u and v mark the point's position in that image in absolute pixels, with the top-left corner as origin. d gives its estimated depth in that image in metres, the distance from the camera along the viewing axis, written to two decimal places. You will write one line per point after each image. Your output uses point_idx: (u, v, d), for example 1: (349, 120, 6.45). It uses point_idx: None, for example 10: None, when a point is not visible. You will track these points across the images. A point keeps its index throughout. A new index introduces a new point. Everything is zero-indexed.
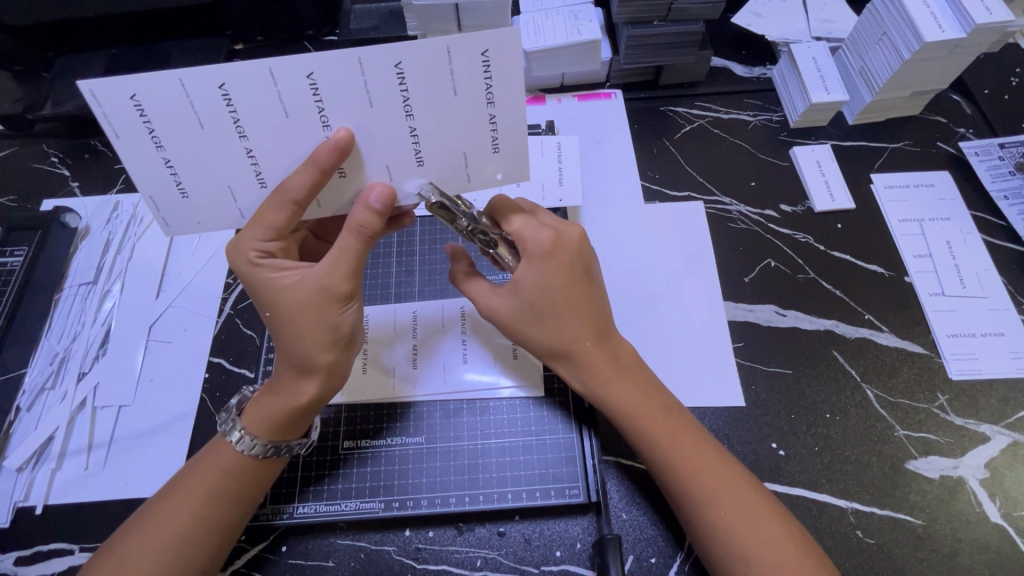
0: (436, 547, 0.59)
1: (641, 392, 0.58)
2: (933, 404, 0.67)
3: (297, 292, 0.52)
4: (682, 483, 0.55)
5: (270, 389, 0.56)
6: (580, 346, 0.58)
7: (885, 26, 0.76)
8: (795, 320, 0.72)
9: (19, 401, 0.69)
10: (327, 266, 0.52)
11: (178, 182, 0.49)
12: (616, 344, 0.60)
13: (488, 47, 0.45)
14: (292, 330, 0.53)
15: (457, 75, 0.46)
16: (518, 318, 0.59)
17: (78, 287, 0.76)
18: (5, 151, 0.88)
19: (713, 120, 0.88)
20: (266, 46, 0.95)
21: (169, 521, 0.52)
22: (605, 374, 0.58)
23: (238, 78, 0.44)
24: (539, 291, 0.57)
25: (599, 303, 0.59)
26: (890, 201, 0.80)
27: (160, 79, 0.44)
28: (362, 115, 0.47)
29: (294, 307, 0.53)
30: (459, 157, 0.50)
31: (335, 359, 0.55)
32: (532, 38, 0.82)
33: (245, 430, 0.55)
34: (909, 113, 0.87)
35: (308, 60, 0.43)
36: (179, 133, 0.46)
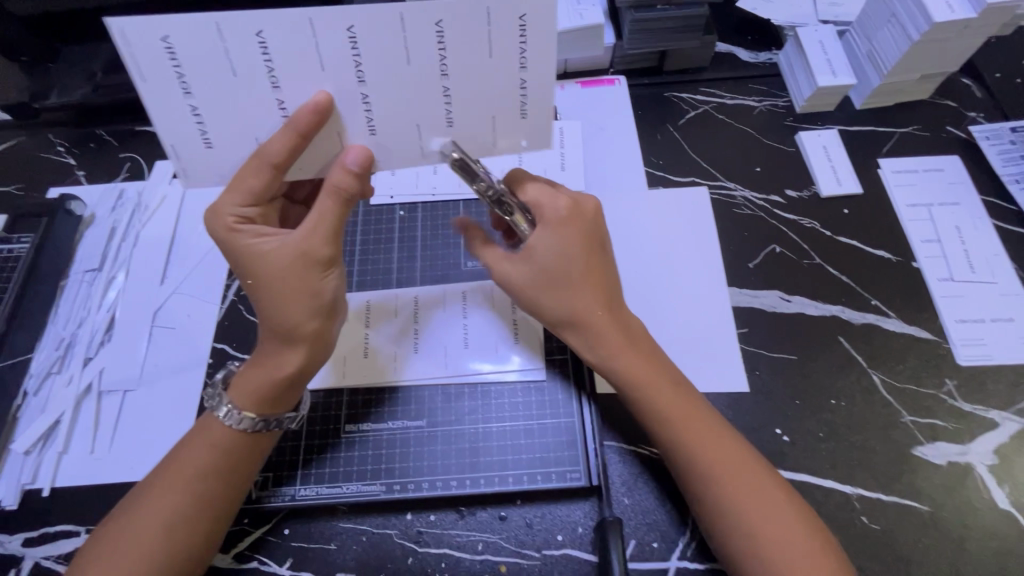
0: (437, 531, 0.59)
1: (653, 364, 0.58)
2: (941, 390, 0.66)
3: (277, 257, 0.52)
4: (690, 461, 0.54)
5: (255, 359, 0.56)
6: (592, 317, 0.57)
7: (893, 7, 0.75)
8: (800, 306, 0.71)
9: (26, 386, 0.70)
10: (305, 230, 0.52)
11: (203, 131, 0.48)
12: (628, 318, 0.60)
13: (526, 13, 0.45)
14: (273, 298, 0.53)
15: (495, 37, 0.46)
16: (531, 287, 0.58)
17: (83, 273, 0.77)
18: (12, 140, 0.89)
19: (718, 105, 0.87)
20: None
21: (159, 491, 0.53)
22: (619, 345, 0.58)
23: (275, 26, 0.43)
24: (552, 258, 0.57)
25: (611, 275, 0.59)
26: (898, 186, 0.78)
27: (194, 24, 0.43)
28: (392, 73, 0.47)
29: (272, 272, 0.52)
30: (486, 123, 0.51)
31: (319, 328, 0.55)
32: None
33: (232, 404, 0.55)
34: (919, 98, 0.85)
35: (348, 14, 0.43)
36: (207, 79, 0.46)
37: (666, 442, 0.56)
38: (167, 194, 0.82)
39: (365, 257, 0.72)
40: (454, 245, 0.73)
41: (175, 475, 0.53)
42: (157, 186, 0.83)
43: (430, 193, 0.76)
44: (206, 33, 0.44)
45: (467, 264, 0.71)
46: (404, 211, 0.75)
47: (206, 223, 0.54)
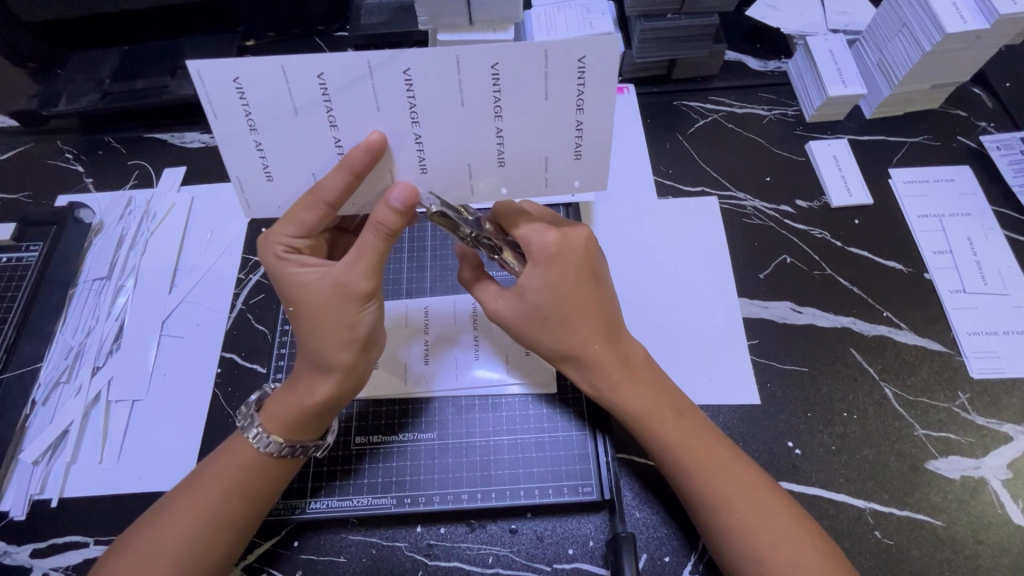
0: (447, 544, 0.59)
1: (656, 393, 0.58)
2: (953, 403, 0.66)
3: (322, 288, 0.52)
4: (694, 484, 0.54)
5: (291, 387, 0.56)
6: (588, 349, 0.57)
7: (905, 17, 0.75)
8: (811, 317, 0.71)
9: (35, 395, 0.70)
10: (351, 264, 0.52)
11: (265, 167, 0.49)
12: (627, 347, 0.59)
13: (585, 54, 0.44)
14: (315, 330, 0.53)
15: (552, 81, 0.46)
16: (524, 324, 0.58)
17: (92, 281, 0.77)
18: (19, 147, 0.89)
19: (727, 114, 0.87)
20: (277, 42, 0.96)
21: (189, 509, 0.52)
22: (616, 376, 0.57)
23: (338, 68, 0.44)
24: (542, 296, 0.56)
25: (609, 306, 0.59)
26: (909, 196, 0.78)
27: (259, 65, 0.44)
28: (451, 113, 0.46)
29: (319, 305, 0.52)
30: (542, 160, 0.50)
31: (354, 360, 0.55)
32: (544, 32, 0.81)
33: (262, 428, 0.55)
34: (929, 107, 0.85)
35: (407, 56, 0.43)
36: (271, 118, 0.46)
37: (670, 465, 0.56)
38: (175, 202, 0.82)
39: None
40: None
41: (201, 492, 0.53)
42: (166, 194, 0.83)
43: None
44: (272, 75, 0.44)
45: None
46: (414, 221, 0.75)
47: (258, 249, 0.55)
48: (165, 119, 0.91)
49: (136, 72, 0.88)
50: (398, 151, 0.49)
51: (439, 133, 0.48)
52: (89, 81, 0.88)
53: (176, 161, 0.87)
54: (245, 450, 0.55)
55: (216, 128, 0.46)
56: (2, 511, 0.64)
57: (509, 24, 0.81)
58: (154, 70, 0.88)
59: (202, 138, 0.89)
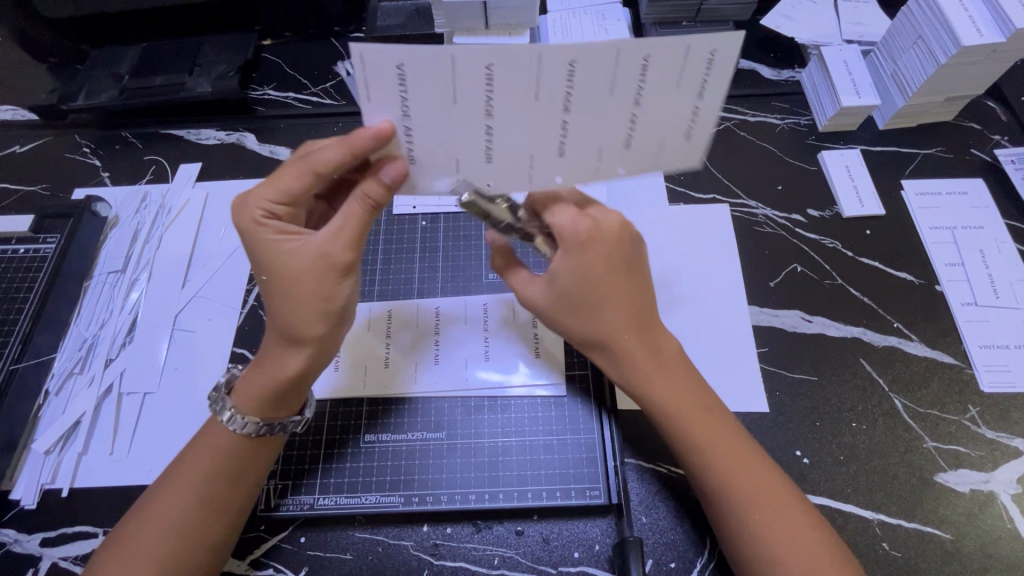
0: (453, 544, 0.59)
1: (688, 385, 0.57)
2: (964, 416, 0.65)
3: (300, 256, 0.52)
4: (716, 481, 0.54)
5: (264, 366, 0.55)
6: (626, 340, 0.57)
7: (920, 30, 0.75)
8: (821, 326, 0.71)
9: (48, 385, 0.70)
10: (331, 232, 0.52)
11: (409, 151, 0.49)
12: (661, 339, 0.58)
13: (716, 49, 0.44)
14: (285, 300, 0.53)
15: (706, 76, 0.45)
16: (556, 311, 0.58)
17: (106, 275, 0.78)
18: (38, 140, 0.90)
19: (739, 122, 0.87)
20: (294, 42, 0.97)
21: (171, 502, 0.52)
22: (651, 368, 0.57)
23: (506, 57, 0.43)
24: (575, 284, 0.56)
25: (643, 295, 0.58)
26: (921, 208, 0.78)
27: (424, 51, 0.42)
28: (604, 102, 0.46)
29: (297, 272, 0.52)
30: (680, 152, 0.49)
31: (321, 334, 0.54)
32: (560, 37, 0.82)
33: (235, 409, 0.55)
34: (942, 119, 0.85)
35: (576, 48, 0.43)
36: (428, 105, 0.45)
37: (690, 463, 0.56)
38: (190, 198, 0.83)
39: (386, 267, 0.72)
40: (476, 256, 0.73)
41: (184, 478, 0.53)
42: (181, 190, 0.84)
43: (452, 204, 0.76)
44: (440, 61, 0.43)
45: (487, 276, 0.71)
46: (426, 222, 0.75)
47: (233, 215, 0.55)
48: (182, 116, 0.91)
49: (154, 69, 0.89)
50: (545, 140, 0.48)
51: (584, 121, 0.47)
52: (108, 77, 0.89)
53: (192, 157, 0.87)
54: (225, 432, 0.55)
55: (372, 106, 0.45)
56: (14, 500, 0.65)
57: (525, 28, 0.81)
58: (173, 67, 0.89)
59: (219, 135, 0.89)
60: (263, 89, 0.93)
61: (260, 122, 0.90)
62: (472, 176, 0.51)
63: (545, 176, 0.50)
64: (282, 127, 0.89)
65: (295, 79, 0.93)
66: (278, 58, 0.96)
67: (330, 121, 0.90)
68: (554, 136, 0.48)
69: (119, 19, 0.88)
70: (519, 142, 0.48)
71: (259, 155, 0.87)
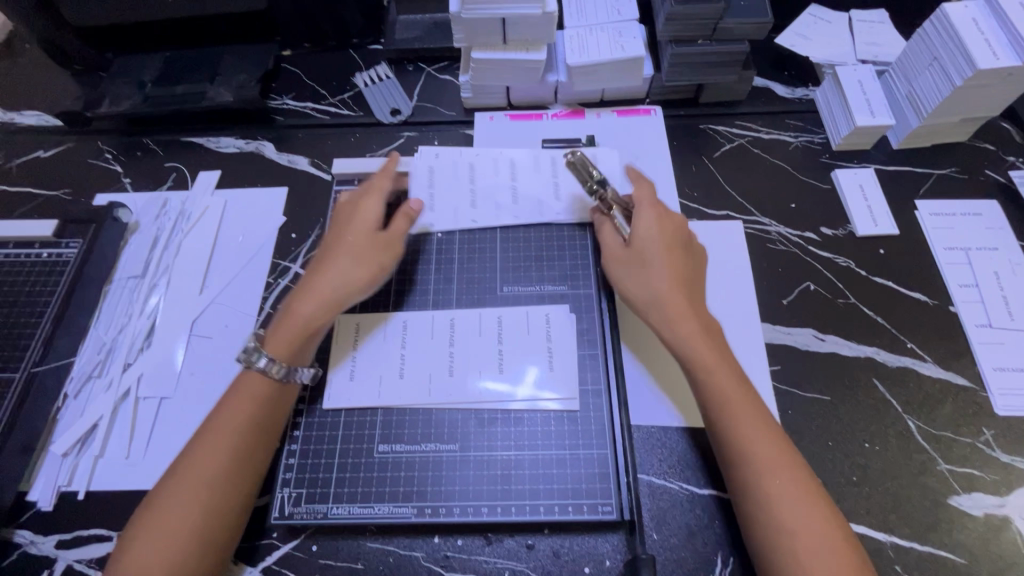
0: (465, 556, 0.60)
1: (729, 361, 0.61)
2: (977, 439, 0.65)
3: (344, 262, 0.66)
4: (738, 445, 0.56)
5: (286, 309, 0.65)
6: (672, 301, 0.63)
7: (936, 51, 0.75)
8: (834, 345, 0.71)
9: (67, 388, 0.72)
10: (373, 244, 0.68)
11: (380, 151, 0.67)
12: (708, 319, 0.64)
13: None
14: (317, 276, 0.66)
15: None
16: (613, 263, 0.68)
17: (126, 280, 0.79)
18: (61, 145, 0.92)
19: (754, 139, 0.87)
20: (313, 53, 0.99)
21: (209, 452, 0.56)
22: (696, 333, 0.62)
23: None
24: (635, 254, 0.66)
25: (690, 272, 0.66)
26: (936, 228, 0.78)
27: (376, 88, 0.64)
28: None
29: (338, 271, 0.66)
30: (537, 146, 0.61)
31: (315, 316, 0.64)
32: (577, 52, 0.83)
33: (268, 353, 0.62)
34: (957, 140, 0.85)
35: None
36: None
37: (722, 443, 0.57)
38: (209, 205, 0.84)
39: (402, 278, 0.73)
40: (491, 268, 0.74)
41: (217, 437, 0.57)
42: (200, 197, 0.85)
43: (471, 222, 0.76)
44: None
45: (503, 288, 0.72)
46: (442, 233, 0.76)
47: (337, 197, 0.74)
48: (203, 124, 0.92)
49: (177, 78, 0.91)
50: None
51: None
52: (131, 85, 0.90)
53: (212, 164, 0.89)
54: (255, 381, 0.60)
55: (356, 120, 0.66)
56: (31, 501, 0.66)
57: (543, 44, 0.83)
58: (195, 77, 0.91)
59: (238, 144, 0.90)
60: (282, 99, 0.94)
61: (278, 131, 0.91)
62: None
63: None
64: (300, 137, 0.91)
65: (314, 90, 0.95)
66: (298, 69, 0.97)
67: (348, 131, 0.91)
68: None
69: (144, 30, 0.90)
70: None
71: (277, 164, 0.88)
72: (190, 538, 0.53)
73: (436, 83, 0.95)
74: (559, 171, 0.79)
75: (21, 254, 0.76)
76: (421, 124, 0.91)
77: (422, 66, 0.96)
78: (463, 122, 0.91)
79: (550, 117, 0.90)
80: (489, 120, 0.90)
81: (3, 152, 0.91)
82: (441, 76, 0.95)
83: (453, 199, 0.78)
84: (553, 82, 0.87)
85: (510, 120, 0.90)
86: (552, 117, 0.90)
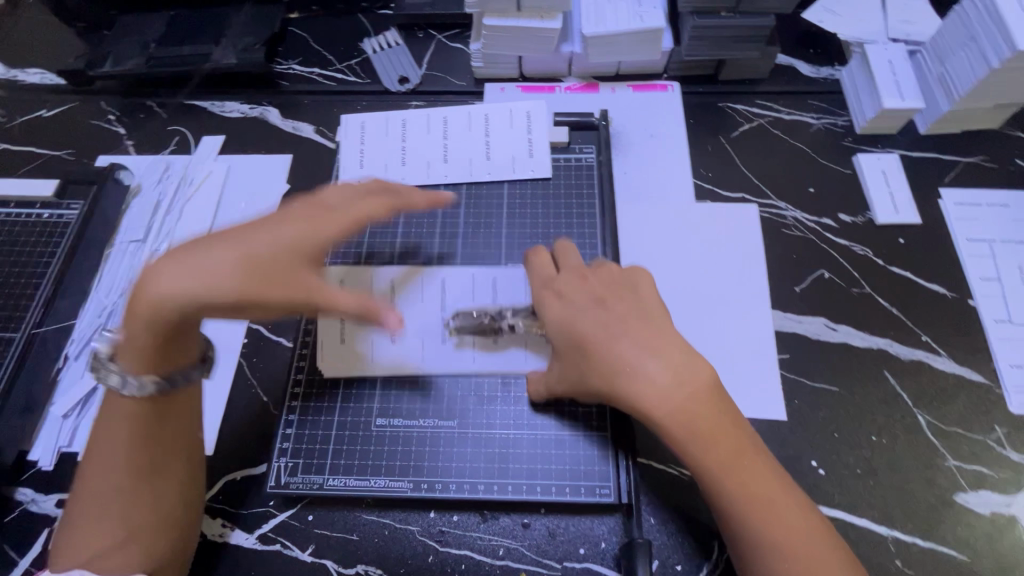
0: (459, 532, 0.59)
1: (716, 418, 0.53)
2: (988, 436, 0.63)
3: (188, 268, 0.48)
4: (722, 502, 0.51)
5: (131, 309, 0.49)
6: (641, 371, 0.53)
7: (973, 31, 0.72)
8: (846, 335, 0.69)
9: (68, 350, 0.71)
10: (303, 274, 0.51)
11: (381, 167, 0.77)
12: (689, 366, 0.54)
13: (530, 109, 0.79)
14: (172, 273, 0.48)
15: (514, 122, 0.78)
16: (562, 335, 0.58)
17: (127, 243, 0.78)
18: (64, 105, 0.90)
19: (773, 120, 0.84)
20: (321, 16, 0.96)
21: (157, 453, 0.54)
22: (671, 402, 0.53)
23: (413, 118, 0.80)
24: (577, 331, 0.57)
25: (645, 320, 0.57)
26: (960, 218, 0.75)
27: (377, 117, 0.80)
28: (466, 132, 0.79)
29: (216, 259, 0.48)
30: (516, 157, 0.77)
31: (165, 315, 0.49)
32: (593, 22, 0.79)
33: (126, 374, 0.53)
34: (988, 126, 0.81)
35: (444, 110, 0.80)
36: (378, 137, 0.79)
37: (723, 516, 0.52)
38: (212, 170, 0.83)
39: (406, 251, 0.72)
40: (496, 245, 0.72)
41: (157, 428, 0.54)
42: (203, 162, 0.83)
43: (442, 178, 0.76)
44: (382, 121, 0.80)
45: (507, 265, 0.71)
46: (447, 207, 0.75)
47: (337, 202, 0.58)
48: (208, 87, 0.90)
49: (181, 38, 0.88)
50: (433, 142, 0.78)
51: (455, 133, 0.79)
52: (135, 45, 0.88)
53: (216, 129, 0.87)
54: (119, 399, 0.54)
55: (346, 147, 0.79)
56: (32, 460, 0.66)
57: (558, 12, 0.79)
58: (199, 37, 0.88)
59: (242, 109, 0.88)
60: (288, 63, 0.91)
61: (284, 96, 0.89)
62: (398, 168, 0.77)
63: (434, 166, 0.77)
64: (306, 104, 0.88)
65: (321, 55, 0.92)
66: (306, 32, 0.95)
67: (355, 98, 0.88)
68: (440, 141, 0.78)
69: None
70: (424, 148, 0.78)
71: (282, 131, 0.86)
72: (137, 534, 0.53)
73: (447, 51, 0.91)
74: (493, 127, 0.78)
75: (22, 213, 0.75)
76: (430, 94, 0.88)
77: (432, 32, 0.93)
78: (473, 92, 0.88)
79: (562, 90, 0.87)
80: (500, 91, 0.87)
81: (5, 110, 0.90)
82: (451, 44, 0.92)
83: (422, 157, 0.78)
84: (567, 53, 0.84)
85: (521, 92, 0.87)
86: (565, 90, 0.87)
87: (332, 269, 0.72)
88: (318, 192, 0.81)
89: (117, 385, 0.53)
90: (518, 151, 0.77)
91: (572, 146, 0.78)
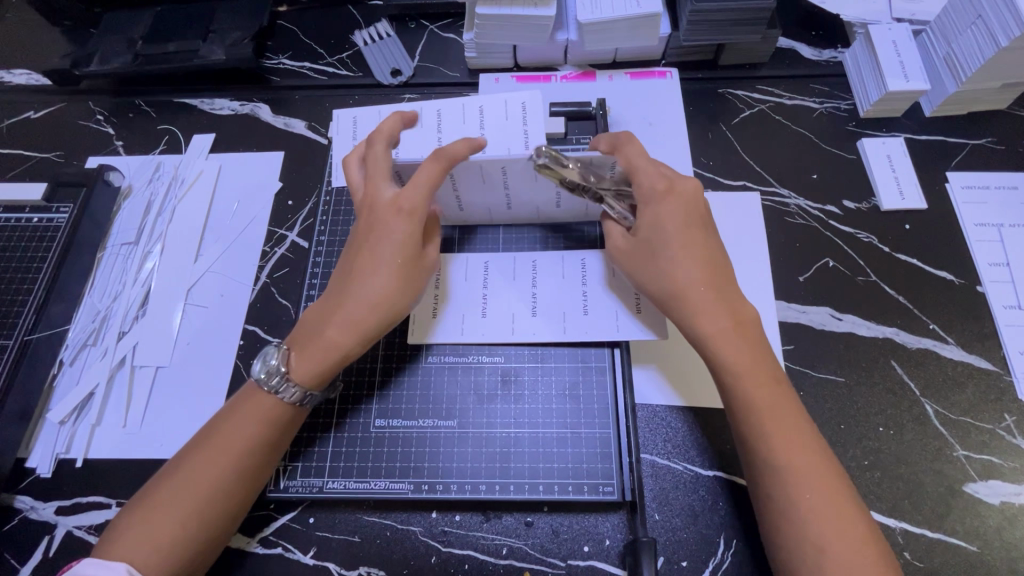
0: (462, 532, 0.59)
1: (756, 353, 0.54)
2: (998, 425, 0.62)
3: (360, 291, 0.58)
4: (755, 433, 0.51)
5: (298, 336, 0.58)
6: (690, 288, 0.55)
7: (981, 9, 0.70)
8: (851, 325, 0.68)
9: (63, 355, 0.71)
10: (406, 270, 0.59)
11: None
12: (739, 302, 0.56)
13: (524, 100, 0.68)
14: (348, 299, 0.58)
15: (509, 115, 0.68)
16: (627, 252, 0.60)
17: (120, 246, 0.77)
18: (52, 106, 0.89)
19: (776, 105, 0.82)
20: (311, 9, 0.94)
21: (220, 454, 0.53)
22: (723, 326, 0.54)
23: None
24: (640, 246, 0.59)
25: (709, 247, 0.57)
26: (967, 203, 0.74)
27: (367, 110, 0.78)
28: (459, 125, 0.69)
29: (364, 285, 0.58)
30: (510, 150, 0.66)
31: (348, 344, 0.57)
32: (589, 9, 0.77)
33: (290, 381, 0.56)
34: (995, 107, 0.79)
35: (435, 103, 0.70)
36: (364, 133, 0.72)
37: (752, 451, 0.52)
38: (203, 169, 0.81)
39: None
40: (494, 239, 0.70)
41: (249, 430, 0.54)
42: (194, 161, 0.82)
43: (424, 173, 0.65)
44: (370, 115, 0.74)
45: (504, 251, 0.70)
46: None
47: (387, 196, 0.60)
48: (196, 84, 0.88)
49: (168, 34, 0.86)
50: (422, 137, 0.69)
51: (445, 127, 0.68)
52: (121, 42, 0.86)
53: (206, 127, 0.85)
54: (264, 402, 0.55)
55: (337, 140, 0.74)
56: (31, 467, 0.65)
57: None
58: (186, 32, 0.86)
59: (232, 106, 0.87)
60: (278, 58, 0.90)
61: (274, 92, 0.87)
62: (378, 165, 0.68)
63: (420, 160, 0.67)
64: (297, 99, 0.86)
65: (312, 48, 0.90)
66: (296, 25, 0.92)
67: (346, 93, 0.86)
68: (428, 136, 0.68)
69: None
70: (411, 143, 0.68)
71: (273, 128, 0.85)
72: (187, 528, 0.50)
73: (439, 42, 0.89)
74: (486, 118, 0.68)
75: (11, 218, 0.74)
76: (423, 87, 0.87)
77: (425, 23, 0.91)
78: (468, 84, 0.86)
79: (558, 80, 0.85)
80: (494, 82, 0.85)
81: None
82: (444, 34, 0.90)
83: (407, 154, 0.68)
84: (563, 41, 0.82)
85: (517, 82, 0.85)
86: (561, 80, 0.85)
87: (326, 268, 0.71)
88: (311, 190, 0.79)
89: (263, 378, 0.56)
90: (513, 146, 0.66)
91: (569, 137, 0.76)
